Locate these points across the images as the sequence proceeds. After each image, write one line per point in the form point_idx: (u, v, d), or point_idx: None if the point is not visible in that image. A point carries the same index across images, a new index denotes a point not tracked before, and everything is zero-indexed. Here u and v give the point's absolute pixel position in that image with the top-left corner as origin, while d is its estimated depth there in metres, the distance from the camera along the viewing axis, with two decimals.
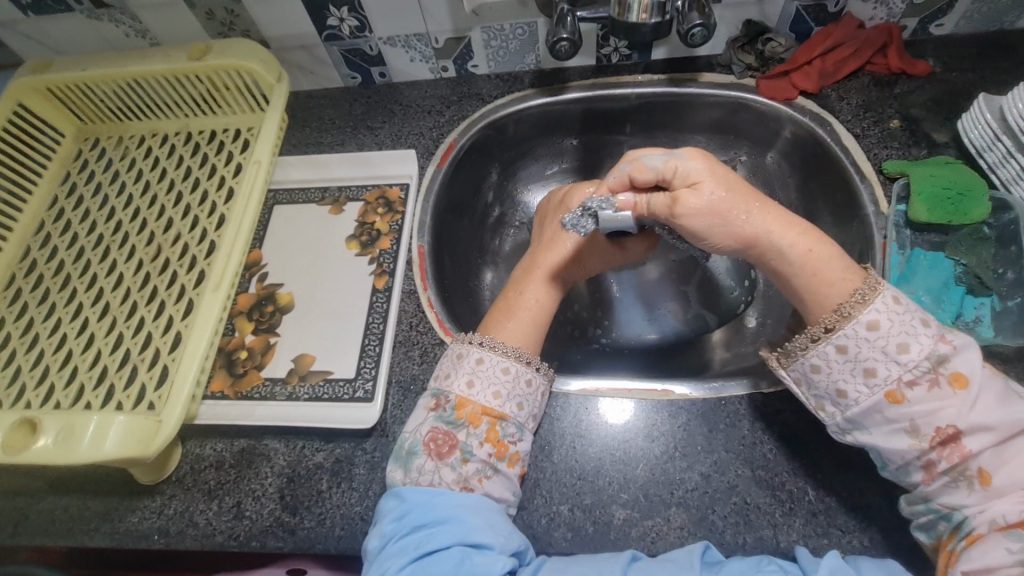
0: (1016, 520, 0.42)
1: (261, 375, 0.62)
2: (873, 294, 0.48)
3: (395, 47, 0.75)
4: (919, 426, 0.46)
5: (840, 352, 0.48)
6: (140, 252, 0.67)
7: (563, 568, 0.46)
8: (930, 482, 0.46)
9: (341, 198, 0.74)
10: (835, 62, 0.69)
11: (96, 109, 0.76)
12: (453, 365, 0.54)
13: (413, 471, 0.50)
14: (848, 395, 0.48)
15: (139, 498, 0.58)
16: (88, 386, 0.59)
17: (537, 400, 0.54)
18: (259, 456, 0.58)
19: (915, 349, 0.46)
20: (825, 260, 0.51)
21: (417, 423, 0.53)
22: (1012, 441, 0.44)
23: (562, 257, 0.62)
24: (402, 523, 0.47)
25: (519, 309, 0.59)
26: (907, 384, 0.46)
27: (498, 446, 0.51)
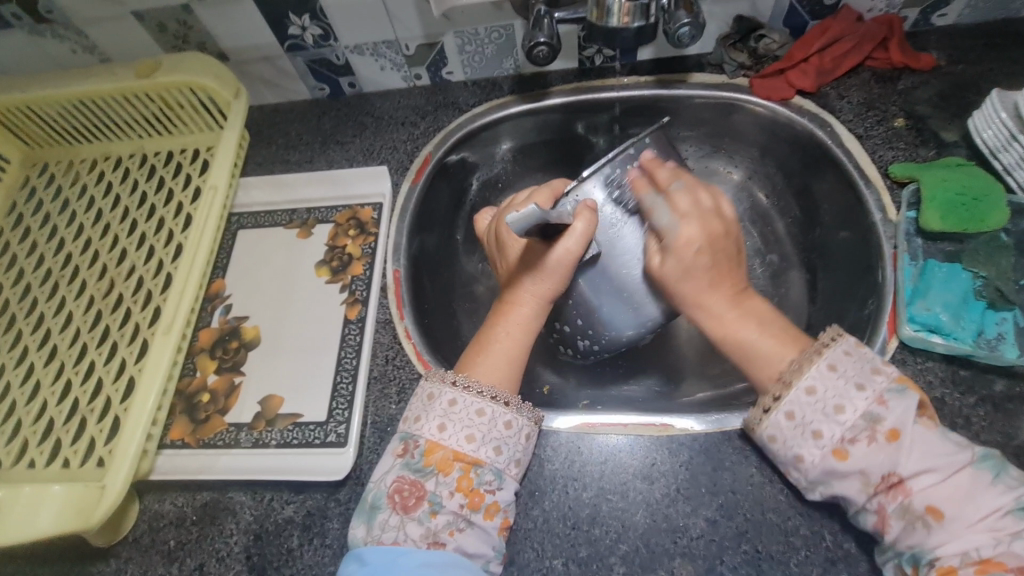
0: (983, 559, 0.38)
1: (225, 420, 0.57)
2: (806, 366, 0.45)
3: (363, 55, 0.70)
4: (869, 475, 0.42)
5: (788, 419, 0.45)
6: (91, 287, 0.62)
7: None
8: (887, 530, 0.41)
9: (310, 221, 0.68)
10: (833, 59, 0.65)
11: (43, 133, 0.71)
12: (422, 407, 0.49)
13: (376, 528, 0.46)
14: (804, 460, 0.44)
15: (93, 563, 0.53)
16: (32, 441, 0.54)
17: (519, 443, 0.49)
18: (223, 511, 0.53)
19: (851, 410, 0.43)
20: (749, 337, 0.50)
21: (382, 471, 0.48)
22: (956, 478, 0.40)
23: (535, 284, 0.54)
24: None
25: (489, 340, 0.54)
26: (849, 441, 0.43)
27: (471, 495, 0.46)
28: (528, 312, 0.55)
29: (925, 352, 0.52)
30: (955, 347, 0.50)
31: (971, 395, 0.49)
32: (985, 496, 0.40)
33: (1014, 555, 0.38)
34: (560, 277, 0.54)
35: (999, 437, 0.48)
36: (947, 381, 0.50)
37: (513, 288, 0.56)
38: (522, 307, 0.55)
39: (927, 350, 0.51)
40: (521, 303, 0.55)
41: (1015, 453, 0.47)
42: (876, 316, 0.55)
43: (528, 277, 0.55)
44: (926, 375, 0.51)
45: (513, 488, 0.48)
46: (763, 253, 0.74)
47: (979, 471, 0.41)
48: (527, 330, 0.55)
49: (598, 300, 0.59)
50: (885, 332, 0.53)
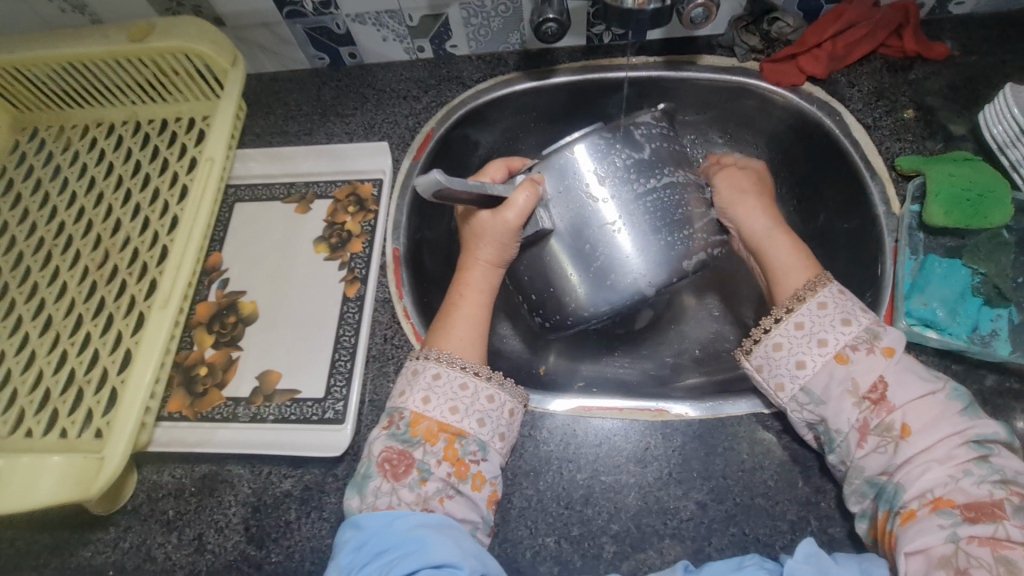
0: (937, 496, 0.41)
1: (222, 394, 0.57)
2: (818, 288, 0.50)
3: (365, 24, 0.68)
4: (859, 382, 0.46)
5: (797, 327, 0.49)
6: (86, 257, 0.61)
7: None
8: (862, 446, 0.45)
9: (308, 195, 0.67)
10: (846, 45, 0.63)
11: (31, 96, 0.69)
12: (406, 382, 0.51)
13: (368, 495, 0.47)
14: (806, 364, 0.48)
15: (92, 531, 0.53)
16: (29, 410, 0.54)
17: (502, 416, 0.50)
18: (221, 483, 0.54)
19: (857, 323, 0.48)
20: (783, 260, 0.54)
21: (370, 443, 0.49)
22: (931, 399, 0.44)
23: (489, 250, 0.55)
24: (360, 554, 0.43)
25: (450, 304, 0.57)
26: (851, 348, 0.47)
27: (457, 465, 0.47)
28: (479, 274, 0.57)
29: (919, 346, 0.52)
30: (949, 343, 0.50)
31: None
32: (951, 425, 0.43)
33: (964, 491, 0.41)
34: (501, 246, 0.55)
35: None
36: (939, 376, 0.51)
37: (470, 257, 0.57)
38: (472, 269, 0.57)
39: (922, 344, 0.52)
40: (472, 266, 0.57)
41: None
42: (873, 310, 0.55)
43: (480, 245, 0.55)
44: (920, 369, 0.51)
45: (498, 460, 0.49)
46: None
47: (951, 401, 0.44)
48: (483, 293, 0.57)
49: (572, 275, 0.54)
50: (881, 326, 0.53)
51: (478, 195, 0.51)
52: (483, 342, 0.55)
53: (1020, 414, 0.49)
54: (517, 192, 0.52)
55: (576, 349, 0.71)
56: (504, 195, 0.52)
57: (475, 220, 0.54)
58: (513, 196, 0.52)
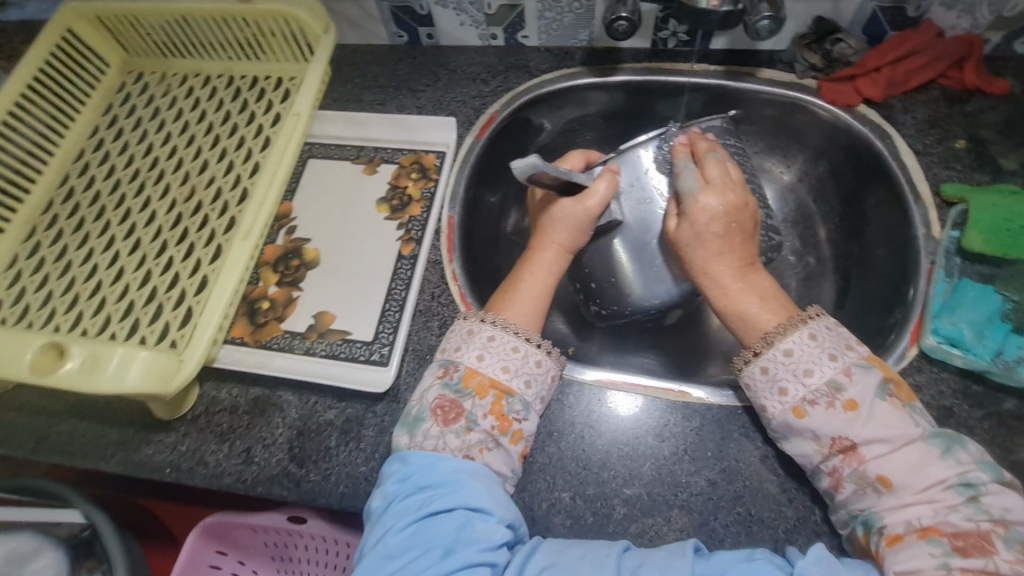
0: (924, 526, 0.42)
1: (281, 327, 0.63)
2: (789, 331, 0.51)
3: (446, 8, 0.73)
4: (821, 436, 0.47)
5: (762, 373, 0.50)
6: (175, 191, 0.68)
7: (560, 549, 0.46)
8: (840, 490, 0.46)
9: (376, 159, 0.73)
10: (906, 72, 0.65)
11: (141, 43, 0.76)
12: (462, 339, 0.54)
13: (419, 435, 0.51)
14: (768, 410, 0.50)
15: (154, 432, 0.59)
16: (114, 318, 0.60)
17: (546, 382, 0.54)
18: (272, 406, 0.59)
19: (819, 374, 0.48)
20: (743, 309, 0.54)
21: (423, 389, 0.53)
22: (908, 448, 0.45)
23: (566, 233, 0.60)
24: (405, 485, 0.48)
25: (517, 278, 0.60)
26: (809, 402, 0.48)
27: (502, 420, 0.51)
28: (551, 256, 0.61)
29: (942, 363, 0.54)
30: (974, 362, 0.52)
31: (978, 410, 0.52)
32: (932, 469, 0.44)
33: (952, 524, 0.42)
34: (575, 231, 0.60)
35: (999, 451, 0.50)
36: (958, 394, 0.53)
37: (542, 238, 0.61)
38: (544, 250, 0.61)
39: (944, 362, 0.54)
40: (544, 248, 0.61)
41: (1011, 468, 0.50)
42: (900, 326, 0.57)
43: (556, 227, 0.60)
44: (939, 385, 0.53)
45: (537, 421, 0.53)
46: (801, 254, 0.76)
47: (928, 446, 0.45)
48: (550, 272, 0.60)
49: (638, 262, 0.63)
50: (907, 340, 0.56)
51: (564, 181, 0.58)
52: (543, 317, 0.58)
53: None
54: (601, 179, 0.59)
55: (605, 334, 0.75)
56: (586, 184, 0.60)
57: (555, 206, 0.60)
58: (600, 184, 0.59)
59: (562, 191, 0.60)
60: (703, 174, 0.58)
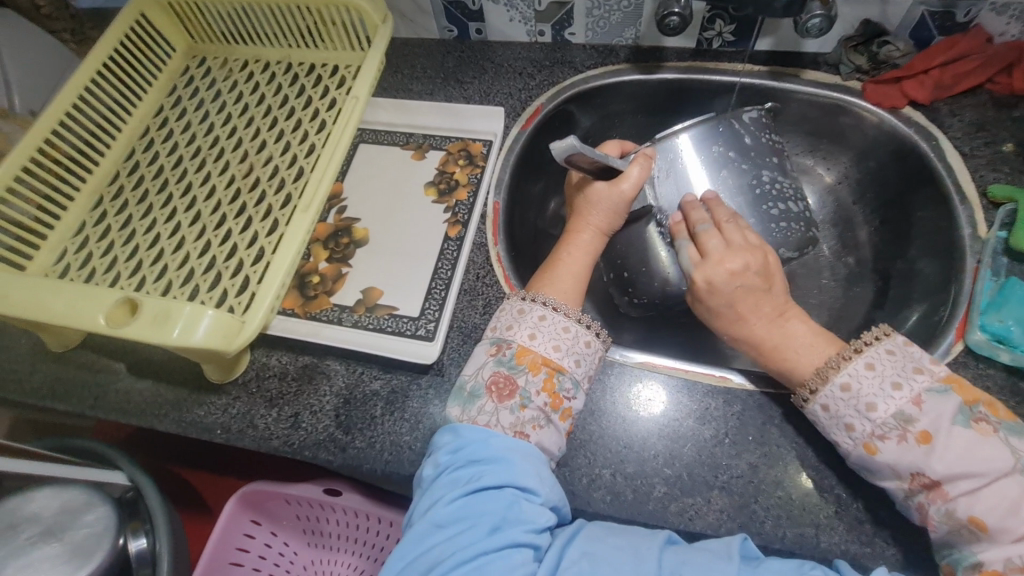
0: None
1: (330, 300, 0.65)
2: (840, 363, 0.50)
3: (497, 4, 0.76)
4: (900, 471, 0.46)
5: (823, 411, 0.49)
6: (233, 167, 0.71)
7: (602, 538, 0.47)
8: (931, 528, 0.45)
9: (424, 145, 0.75)
10: (954, 75, 0.66)
11: (207, 29, 0.80)
12: (513, 318, 0.56)
13: (472, 411, 0.52)
14: (839, 447, 0.49)
15: (207, 395, 0.62)
16: (175, 283, 0.63)
17: (594, 361, 0.55)
18: (319, 374, 0.61)
19: (883, 408, 0.47)
20: (790, 344, 0.53)
21: (477, 366, 0.54)
22: (1004, 483, 0.43)
23: (603, 218, 0.62)
24: (457, 456, 0.49)
25: (555, 259, 0.62)
26: (879, 437, 0.47)
27: (553, 397, 0.52)
28: (587, 238, 0.62)
29: (988, 359, 0.54)
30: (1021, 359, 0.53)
31: None
32: None
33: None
34: (611, 215, 0.62)
35: None
36: (1004, 391, 0.53)
37: (579, 222, 0.63)
38: (582, 232, 0.63)
39: (991, 359, 0.54)
40: (581, 230, 0.63)
41: None
42: (945, 322, 0.58)
43: (595, 211, 0.62)
44: (985, 381, 0.54)
45: (583, 399, 0.54)
46: (840, 255, 0.77)
47: None
48: (587, 253, 0.62)
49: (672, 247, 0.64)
50: (952, 335, 0.56)
51: (601, 165, 0.58)
52: (581, 294, 0.59)
53: None
54: (631, 166, 0.60)
55: (639, 325, 0.76)
56: (622, 169, 0.60)
57: (591, 190, 0.62)
58: (631, 171, 0.60)
59: (598, 176, 0.61)
60: (701, 244, 0.58)
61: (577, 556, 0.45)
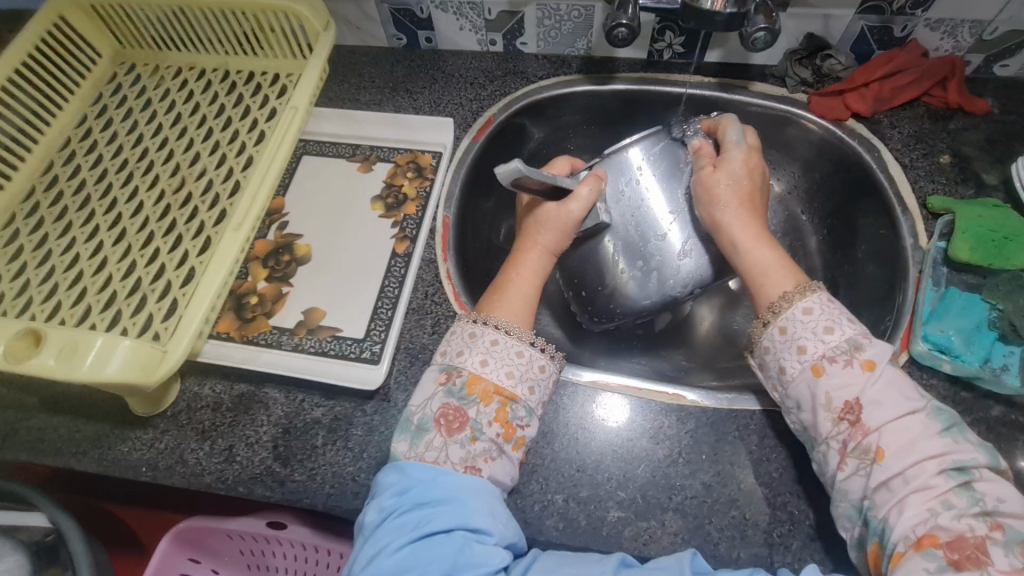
0: (920, 535, 0.41)
1: (269, 323, 0.61)
2: (806, 293, 0.51)
3: (446, 12, 0.74)
4: (834, 398, 0.46)
5: (781, 334, 0.50)
6: (163, 182, 0.66)
7: (553, 571, 0.44)
8: (842, 469, 0.45)
9: (371, 157, 0.72)
10: (893, 88, 0.67)
11: (136, 34, 0.75)
12: (464, 344, 0.53)
13: (420, 446, 0.49)
14: (786, 372, 0.49)
15: (132, 429, 0.57)
16: (95, 308, 0.58)
17: (549, 385, 0.53)
18: (256, 403, 0.57)
19: (839, 332, 0.48)
20: (763, 257, 0.54)
21: (425, 398, 0.51)
22: (909, 419, 0.44)
23: (553, 236, 0.60)
24: (403, 499, 0.46)
25: (503, 280, 0.59)
26: (828, 359, 0.47)
27: (507, 427, 0.50)
28: (534, 257, 0.60)
29: (932, 369, 0.55)
30: (962, 367, 0.53)
31: (967, 415, 0.53)
32: (928, 444, 0.43)
33: (946, 528, 0.40)
34: (560, 234, 0.60)
35: None
36: (947, 399, 0.54)
37: (526, 241, 0.61)
38: (529, 252, 0.61)
39: (934, 368, 0.55)
40: (528, 249, 0.61)
41: None
42: (891, 332, 0.58)
43: (544, 231, 0.61)
44: (929, 390, 0.54)
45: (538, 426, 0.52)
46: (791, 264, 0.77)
47: (930, 421, 0.44)
48: (535, 272, 0.60)
49: (626, 263, 0.63)
50: (898, 346, 0.57)
51: (548, 185, 0.58)
52: (530, 317, 0.57)
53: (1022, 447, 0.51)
54: (581, 184, 0.60)
55: (596, 339, 0.75)
56: (570, 189, 0.60)
57: (539, 209, 0.61)
58: (581, 189, 0.60)
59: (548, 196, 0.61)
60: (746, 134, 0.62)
61: None
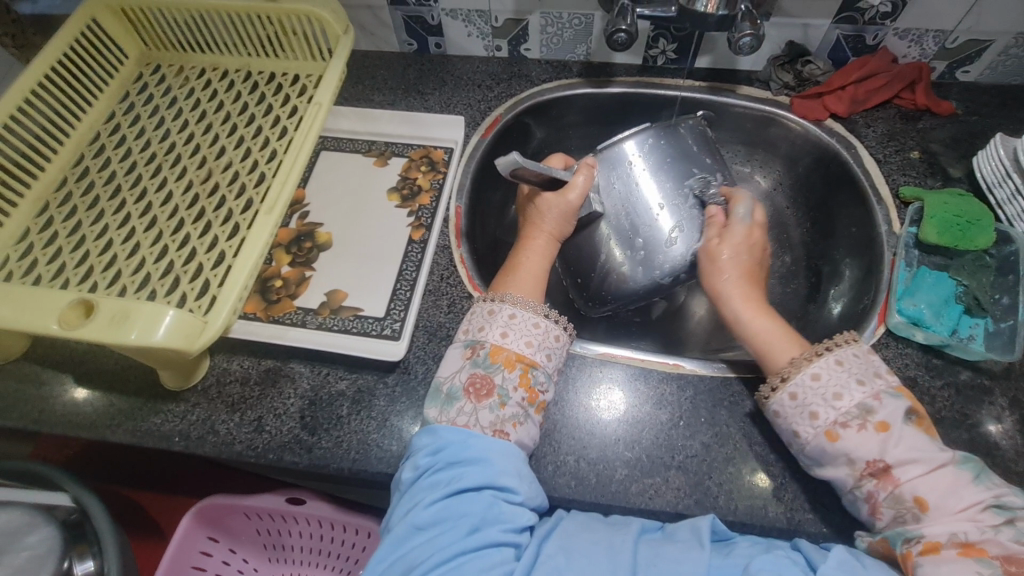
0: (967, 542, 0.43)
1: (293, 304, 0.65)
2: (812, 358, 0.53)
3: (456, 19, 0.79)
4: (856, 459, 0.48)
5: (790, 399, 0.52)
6: (191, 173, 0.70)
7: (575, 534, 0.48)
8: (879, 517, 0.48)
9: (387, 152, 0.77)
10: (867, 91, 0.74)
11: (162, 37, 0.79)
12: (484, 320, 0.57)
13: (451, 412, 0.52)
14: (800, 436, 0.51)
15: (164, 402, 0.60)
16: (130, 289, 0.61)
17: (563, 354, 0.57)
18: (283, 377, 0.61)
19: (849, 397, 0.50)
20: (762, 327, 0.58)
21: (454, 369, 0.54)
22: (940, 471, 0.47)
23: (557, 223, 0.66)
24: (437, 458, 0.49)
25: (515, 263, 0.64)
26: (841, 425, 0.50)
27: (530, 392, 0.53)
28: (541, 242, 0.65)
29: (906, 340, 0.61)
30: (932, 337, 0.59)
31: (939, 380, 0.58)
32: (966, 491, 0.46)
33: (999, 544, 0.42)
34: (562, 220, 0.66)
35: (958, 415, 0.56)
36: (921, 366, 0.59)
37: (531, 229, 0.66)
38: (536, 237, 0.66)
39: (908, 339, 0.60)
40: (535, 236, 0.66)
41: (968, 432, 0.55)
42: (869, 308, 0.64)
43: (547, 219, 0.66)
44: (904, 359, 0.60)
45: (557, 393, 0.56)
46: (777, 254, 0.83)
47: (960, 470, 0.47)
48: (542, 256, 0.64)
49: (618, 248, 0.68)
50: (875, 321, 0.62)
51: (546, 177, 0.63)
52: (542, 293, 0.62)
53: (988, 407, 0.57)
54: (576, 174, 0.66)
55: (598, 324, 0.79)
56: (567, 179, 0.65)
57: (540, 199, 0.66)
58: (579, 179, 0.65)
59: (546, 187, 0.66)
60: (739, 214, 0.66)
61: (555, 550, 0.46)
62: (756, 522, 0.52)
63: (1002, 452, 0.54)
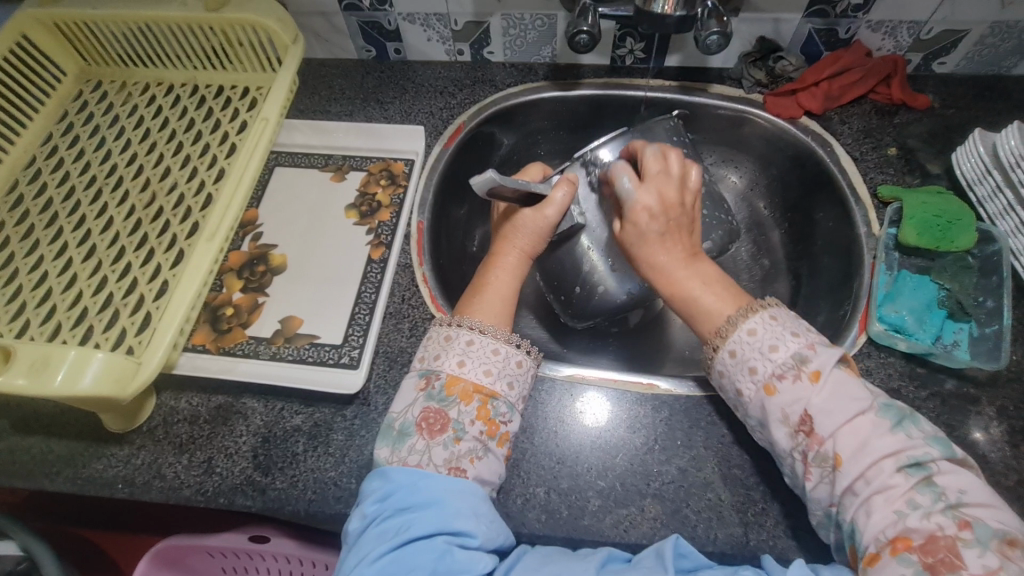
0: (891, 538, 0.41)
1: (246, 333, 0.61)
2: (749, 315, 0.50)
3: (413, 24, 0.75)
4: (790, 413, 0.46)
5: (731, 356, 0.50)
6: (133, 197, 0.66)
7: (537, 568, 0.44)
8: (809, 478, 0.46)
9: (344, 167, 0.73)
10: (841, 87, 0.71)
11: (102, 52, 0.75)
12: (440, 347, 0.53)
13: (403, 450, 0.49)
14: (743, 395, 0.49)
15: (107, 446, 0.56)
16: (65, 325, 0.57)
17: (527, 381, 0.53)
18: (235, 414, 0.57)
19: (784, 349, 0.48)
20: (699, 294, 0.53)
21: (407, 403, 0.51)
22: (859, 422, 0.45)
23: (534, 241, 0.61)
24: (385, 505, 0.46)
25: (482, 281, 0.60)
26: (778, 377, 0.47)
27: (490, 424, 0.50)
28: (513, 260, 0.61)
29: (888, 348, 0.58)
30: (915, 346, 0.56)
31: (923, 390, 0.56)
32: (879, 442, 0.44)
33: (915, 529, 0.40)
34: (538, 239, 0.61)
35: (943, 427, 0.54)
36: (904, 376, 0.56)
37: (502, 248, 0.62)
38: (507, 255, 0.61)
39: (891, 347, 0.58)
40: (506, 252, 0.61)
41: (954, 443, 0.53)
42: (850, 316, 0.61)
43: (521, 237, 0.61)
44: (887, 369, 0.57)
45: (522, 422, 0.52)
46: (757, 257, 0.80)
47: (881, 419, 0.45)
48: (514, 275, 0.60)
49: (602, 262, 0.64)
50: (856, 329, 0.60)
51: (523, 192, 0.59)
52: (511, 318, 0.58)
53: (975, 417, 0.54)
54: (557, 188, 0.60)
55: (574, 338, 0.76)
56: (545, 194, 0.61)
57: (518, 215, 0.61)
58: (559, 194, 0.60)
59: (523, 202, 0.61)
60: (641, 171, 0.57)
61: None
62: (737, 551, 0.49)
63: (990, 464, 0.52)
